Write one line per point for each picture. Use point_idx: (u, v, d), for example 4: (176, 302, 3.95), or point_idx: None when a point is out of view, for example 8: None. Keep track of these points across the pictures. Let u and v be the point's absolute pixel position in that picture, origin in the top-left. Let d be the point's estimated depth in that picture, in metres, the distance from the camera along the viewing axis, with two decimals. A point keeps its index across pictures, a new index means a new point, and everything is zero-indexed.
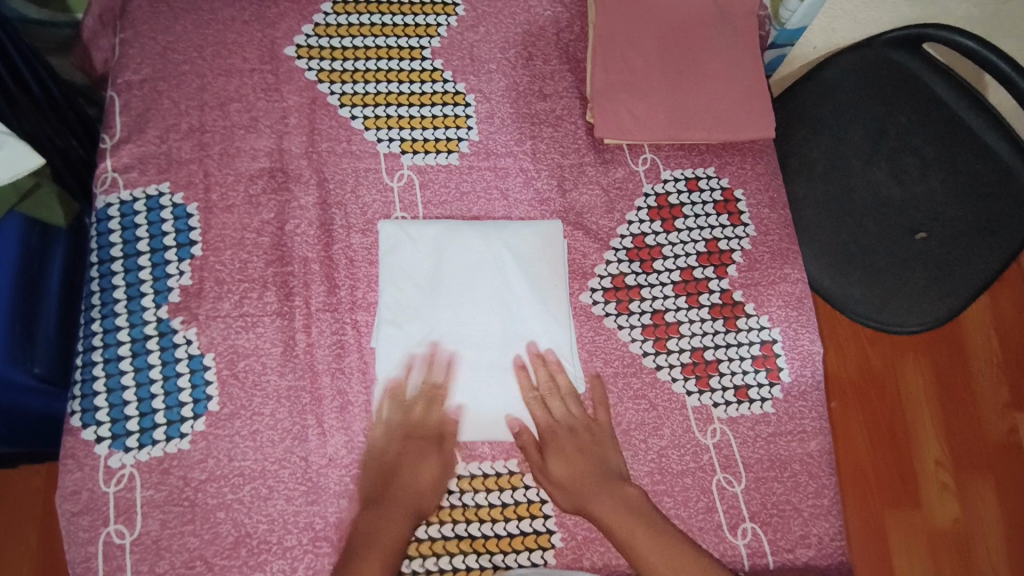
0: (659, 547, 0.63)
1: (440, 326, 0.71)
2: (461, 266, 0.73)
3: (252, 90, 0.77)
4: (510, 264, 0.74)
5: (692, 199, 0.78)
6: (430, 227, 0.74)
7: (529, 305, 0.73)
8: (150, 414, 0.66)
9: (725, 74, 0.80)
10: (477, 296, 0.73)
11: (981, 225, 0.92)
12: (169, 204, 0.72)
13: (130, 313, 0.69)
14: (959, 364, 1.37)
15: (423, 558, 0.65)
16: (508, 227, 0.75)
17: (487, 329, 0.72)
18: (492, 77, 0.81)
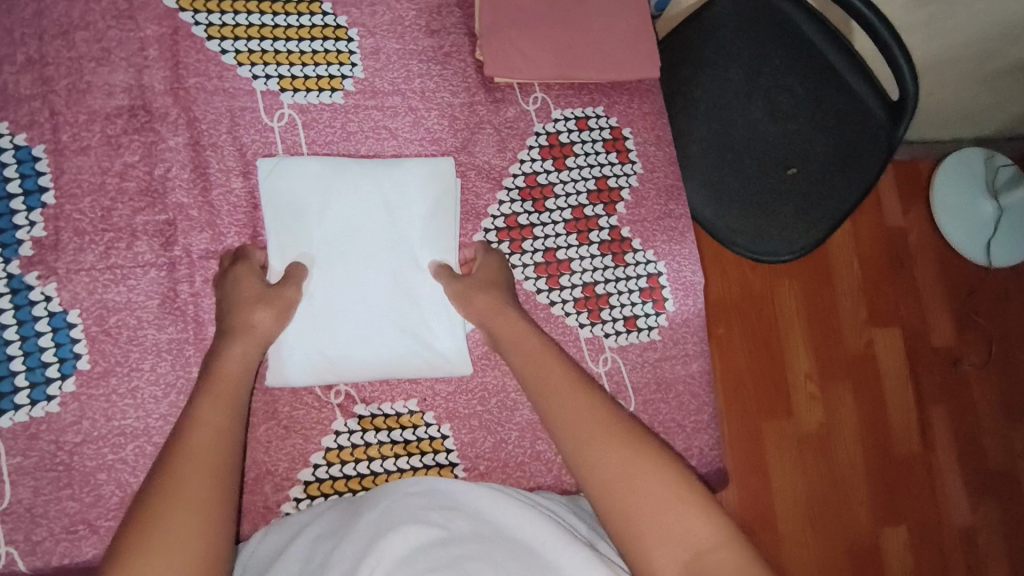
0: (573, 394, 0.61)
1: (332, 267, 0.69)
2: (349, 208, 0.71)
3: (101, 18, 0.69)
4: (399, 204, 0.72)
5: (582, 138, 0.80)
6: (313, 162, 0.70)
7: (417, 243, 0.72)
8: (10, 377, 0.62)
9: (612, 15, 0.80)
10: (366, 236, 0.71)
11: (840, 159, 1.04)
12: (12, 147, 0.65)
13: None
14: None
15: (325, 496, 0.67)
16: (396, 164, 0.73)
17: (377, 268, 0.70)
18: (376, 9, 0.77)
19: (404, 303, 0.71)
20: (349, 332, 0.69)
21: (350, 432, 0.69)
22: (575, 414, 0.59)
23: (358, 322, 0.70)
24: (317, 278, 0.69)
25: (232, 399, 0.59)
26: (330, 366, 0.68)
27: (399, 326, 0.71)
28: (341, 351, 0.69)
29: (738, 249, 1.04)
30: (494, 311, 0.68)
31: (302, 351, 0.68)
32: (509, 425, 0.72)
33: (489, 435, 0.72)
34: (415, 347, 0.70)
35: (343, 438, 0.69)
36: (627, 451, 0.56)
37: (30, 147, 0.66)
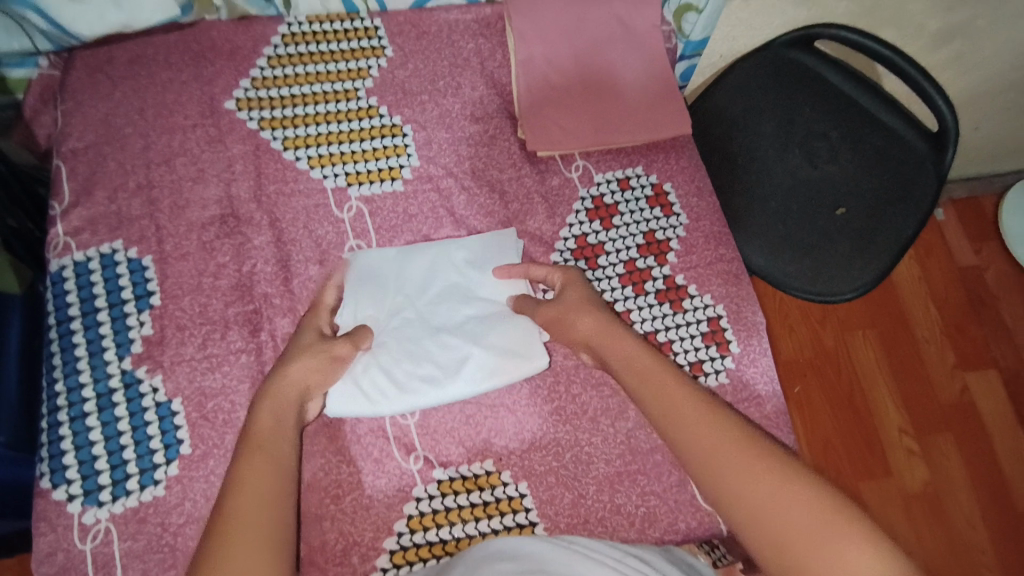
0: (708, 427, 0.57)
1: (406, 313, 0.76)
2: (421, 264, 0.78)
3: (196, 144, 0.80)
4: (462, 258, 0.79)
5: (625, 197, 0.84)
6: (390, 248, 0.78)
7: (480, 289, 0.78)
8: (122, 465, 0.67)
9: (638, 86, 0.88)
10: (431, 290, 0.77)
11: (891, 194, 1.04)
12: (124, 259, 0.74)
13: (94, 368, 0.70)
14: (901, 333, 1.64)
15: (411, 564, 0.67)
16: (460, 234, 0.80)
17: (446, 309, 0.76)
18: (426, 107, 0.86)
19: (469, 341, 0.75)
20: (412, 364, 0.73)
21: (430, 497, 0.70)
22: (709, 448, 0.56)
23: (425, 360, 0.74)
24: (393, 331, 0.75)
25: (280, 447, 0.58)
26: (396, 396, 0.72)
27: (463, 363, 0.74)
28: (407, 382, 0.72)
29: (797, 292, 1.03)
30: (597, 330, 0.68)
31: (367, 381, 0.72)
32: (588, 479, 0.72)
33: (567, 491, 0.71)
34: (473, 379, 0.73)
35: (426, 504, 0.70)
36: (771, 478, 0.53)
37: (140, 258, 0.75)
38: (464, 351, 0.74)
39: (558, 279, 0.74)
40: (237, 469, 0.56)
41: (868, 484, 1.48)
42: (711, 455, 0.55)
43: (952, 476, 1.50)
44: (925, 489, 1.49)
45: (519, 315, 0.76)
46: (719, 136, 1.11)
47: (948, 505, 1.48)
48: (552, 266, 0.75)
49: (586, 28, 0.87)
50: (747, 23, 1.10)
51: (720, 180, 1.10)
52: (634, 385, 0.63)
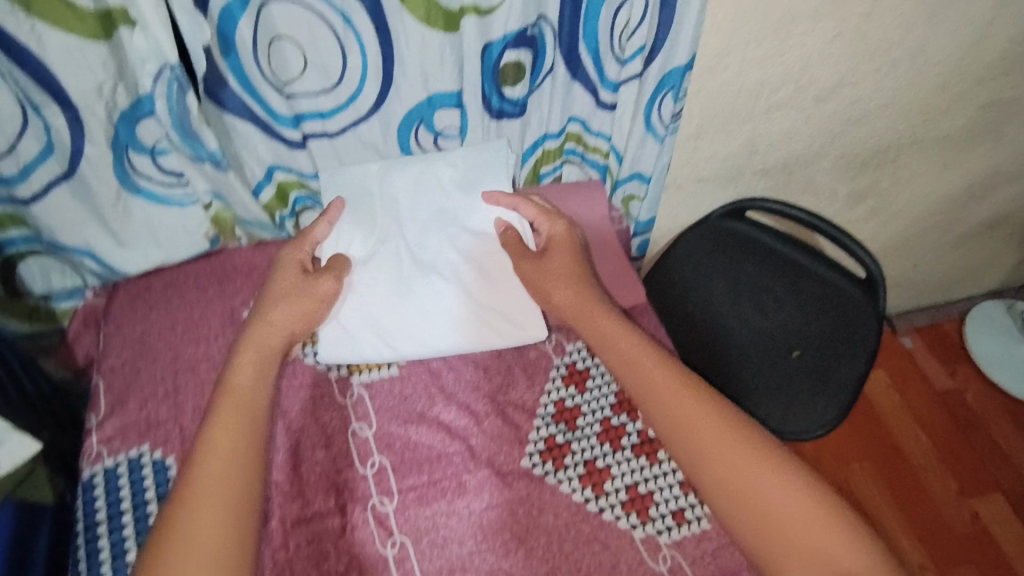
0: (693, 406, 0.74)
1: (401, 257, 0.94)
2: (417, 232, 0.95)
3: (218, 350, 0.91)
4: (449, 178, 0.96)
5: (595, 362, 0.95)
6: (373, 165, 0.95)
7: (467, 210, 0.96)
8: None
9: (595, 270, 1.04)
10: (427, 206, 0.95)
11: (837, 335, 1.15)
12: (150, 461, 0.82)
13: (115, 570, 0.75)
14: (899, 463, 1.73)
15: None
16: (448, 154, 0.96)
17: (434, 242, 0.95)
18: None
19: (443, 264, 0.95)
20: (400, 310, 0.92)
21: None
22: (692, 423, 0.74)
23: (404, 283, 0.93)
24: (380, 256, 0.93)
25: (242, 456, 0.70)
26: (385, 344, 0.91)
27: (435, 296, 0.93)
28: (396, 326, 0.91)
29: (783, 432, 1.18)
30: (565, 271, 0.89)
31: (364, 343, 0.90)
32: None
33: None
34: (439, 317, 0.93)
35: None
36: (744, 449, 0.71)
37: (164, 458, 0.83)
38: (455, 295, 0.93)
39: (548, 233, 0.93)
40: (202, 456, 0.69)
41: None
42: (690, 426, 0.73)
43: None
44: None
45: (500, 256, 0.95)
46: (677, 298, 1.30)
47: None
48: (542, 208, 0.94)
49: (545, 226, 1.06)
50: (687, 202, 1.28)
51: (689, 340, 1.31)
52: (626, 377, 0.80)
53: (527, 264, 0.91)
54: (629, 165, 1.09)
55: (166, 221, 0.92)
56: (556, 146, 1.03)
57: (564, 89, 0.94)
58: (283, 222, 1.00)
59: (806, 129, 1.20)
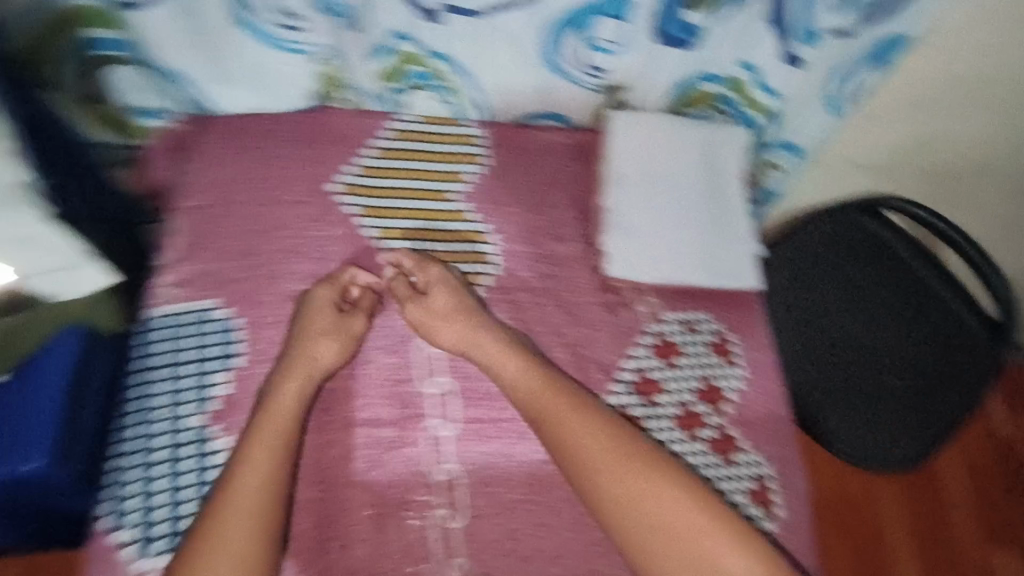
0: (662, 489, 0.69)
1: (654, 187, 0.91)
2: (676, 172, 0.92)
3: (301, 220, 0.85)
4: (707, 149, 0.92)
5: (691, 340, 0.87)
6: (656, 118, 0.92)
7: (716, 178, 0.92)
8: (179, 518, 0.71)
9: (704, 218, 0.91)
10: (678, 168, 0.92)
11: (940, 377, 0.96)
12: (216, 319, 0.79)
13: (172, 419, 0.75)
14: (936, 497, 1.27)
15: None
16: (714, 131, 0.93)
17: (685, 234, 0.90)
18: (512, 220, 0.91)
19: (692, 204, 0.91)
20: (649, 243, 0.89)
21: None
22: (576, 449, 0.72)
23: (660, 222, 0.90)
24: (637, 207, 0.90)
25: (270, 445, 0.70)
26: (637, 271, 0.88)
27: (688, 251, 0.90)
28: (653, 260, 0.89)
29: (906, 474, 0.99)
30: (463, 338, 0.79)
31: (633, 258, 0.89)
32: None
33: None
34: (700, 266, 0.90)
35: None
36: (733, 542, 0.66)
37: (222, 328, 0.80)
38: (700, 251, 0.90)
39: (727, 223, 0.92)
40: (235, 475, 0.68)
41: None
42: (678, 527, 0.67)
43: None
44: None
45: (732, 202, 0.93)
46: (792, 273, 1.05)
47: None
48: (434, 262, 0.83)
49: (672, 154, 0.92)
50: (826, 184, 1.13)
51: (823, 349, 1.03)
52: (537, 420, 0.75)
53: (719, 246, 0.91)
54: (789, 130, 0.95)
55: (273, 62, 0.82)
56: (716, 89, 0.89)
57: (764, 20, 0.78)
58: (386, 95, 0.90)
59: (1008, 133, 1.00)
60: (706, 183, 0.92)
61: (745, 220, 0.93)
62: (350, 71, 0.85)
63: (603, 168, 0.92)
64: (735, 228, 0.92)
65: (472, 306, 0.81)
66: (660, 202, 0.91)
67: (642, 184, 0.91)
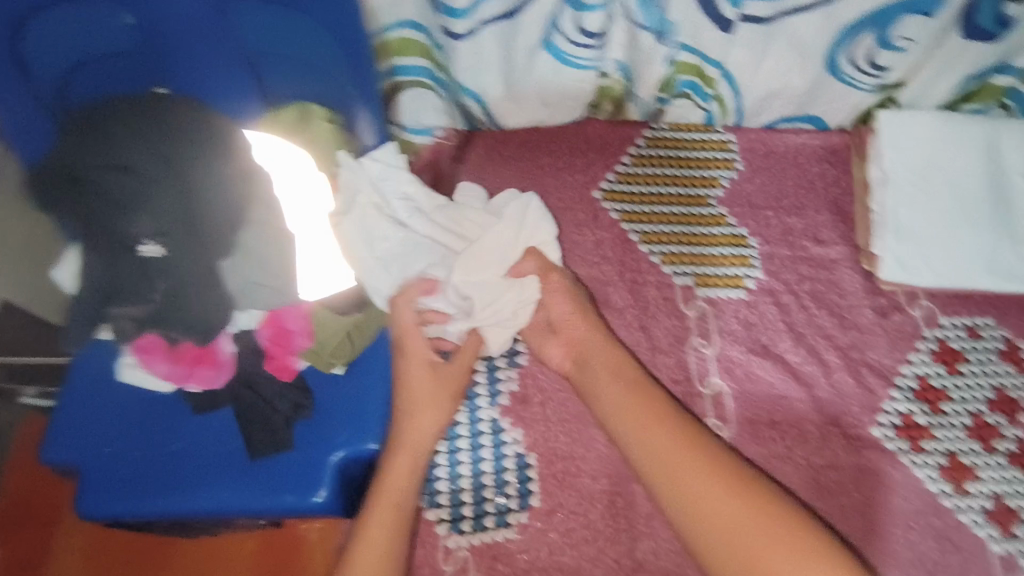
0: (725, 498, 0.61)
1: (926, 188, 0.87)
2: (951, 171, 0.87)
3: (567, 225, 0.92)
4: (988, 147, 0.86)
5: (975, 346, 0.83)
6: (927, 115, 0.87)
7: (999, 178, 0.86)
8: (482, 502, 0.76)
9: (985, 219, 0.85)
10: (953, 168, 0.87)
11: None
12: None
13: (469, 411, 0.80)
14: None
15: None
16: (997, 128, 0.86)
17: (963, 236, 0.84)
18: (770, 223, 0.92)
19: (971, 206, 0.85)
20: (924, 246, 0.85)
21: None
22: (677, 467, 0.64)
23: (933, 223, 0.85)
24: (906, 210, 0.86)
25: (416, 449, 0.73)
26: (911, 276, 0.84)
27: (969, 255, 0.84)
28: (928, 263, 0.84)
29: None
30: (580, 345, 0.77)
31: (908, 261, 0.84)
32: None
33: None
34: (982, 271, 0.83)
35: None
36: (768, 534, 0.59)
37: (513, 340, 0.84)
38: (982, 255, 0.84)
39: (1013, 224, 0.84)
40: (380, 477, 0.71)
41: None
42: (726, 530, 0.60)
43: None
44: None
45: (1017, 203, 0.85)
46: None
47: None
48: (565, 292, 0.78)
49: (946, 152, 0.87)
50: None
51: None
52: (641, 443, 0.67)
53: (1005, 246, 0.84)
54: None
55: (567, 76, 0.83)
56: (1006, 83, 0.84)
57: None
58: (653, 104, 0.93)
59: None
60: (984, 184, 0.86)
61: None
62: (637, 75, 0.85)
63: (869, 169, 0.89)
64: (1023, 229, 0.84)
65: (621, 361, 0.75)
66: (939, 202, 0.86)
67: (912, 185, 0.87)
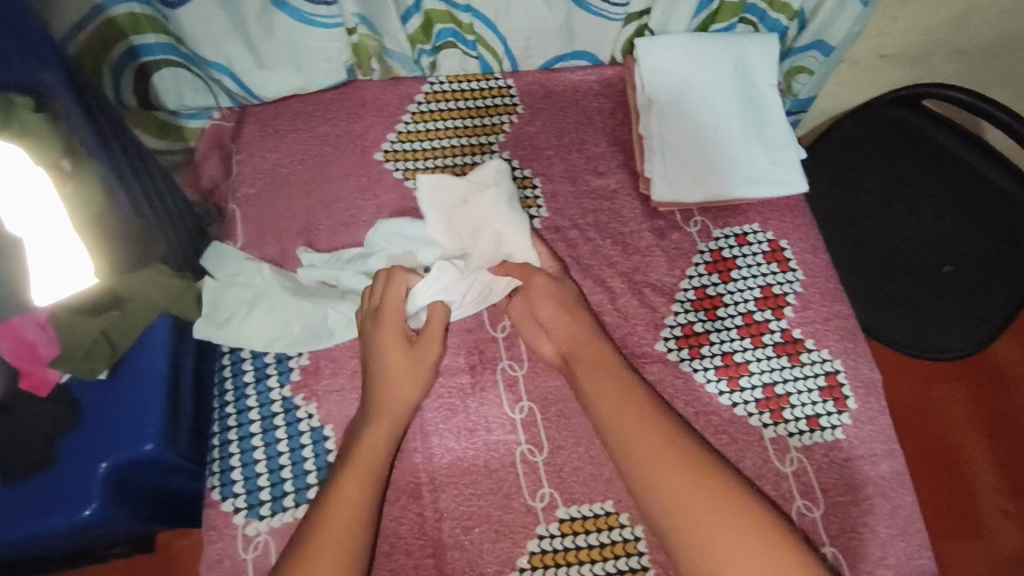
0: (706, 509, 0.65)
1: (687, 108, 0.89)
2: (708, 87, 0.90)
3: (350, 192, 0.89)
4: (736, 61, 0.90)
5: (743, 252, 0.89)
6: (678, 36, 0.90)
7: (750, 90, 0.91)
8: (280, 483, 0.75)
9: (740, 131, 0.89)
10: (709, 84, 0.90)
11: (999, 253, 0.99)
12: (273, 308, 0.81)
13: (259, 393, 0.79)
14: (995, 397, 1.41)
15: (548, 567, 0.74)
16: (743, 41, 0.90)
17: (723, 150, 0.88)
18: (552, 162, 0.94)
19: (728, 119, 0.89)
20: (689, 164, 0.88)
21: (552, 536, 0.76)
22: (659, 476, 0.68)
23: (696, 141, 0.89)
24: (671, 131, 0.89)
25: (390, 430, 0.74)
26: (680, 193, 0.87)
27: (729, 166, 0.88)
28: (694, 180, 0.88)
29: (899, 347, 1.04)
30: (568, 320, 0.80)
31: (676, 180, 0.88)
32: None
33: None
34: (742, 180, 0.88)
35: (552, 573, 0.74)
36: (702, 492, 0.66)
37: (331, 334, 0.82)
38: (740, 165, 0.88)
39: (765, 133, 0.89)
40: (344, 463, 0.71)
41: (954, 545, 1.28)
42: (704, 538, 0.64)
43: None
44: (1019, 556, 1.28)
45: (767, 112, 0.90)
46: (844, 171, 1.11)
47: None
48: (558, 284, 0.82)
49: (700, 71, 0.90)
50: (857, 82, 1.10)
51: (841, 254, 1.10)
52: (633, 455, 0.70)
53: (758, 155, 0.89)
54: (814, 32, 0.94)
55: (311, 44, 0.82)
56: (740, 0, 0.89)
57: None
58: (420, 58, 0.93)
59: None
60: (739, 96, 0.90)
61: (783, 126, 0.90)
62: (384, 36, 0.85)
63: (637, 96, 0.92)
64: (773, 136, 0.89)
65: (617, 364, 0.77)
66: (698, 121, 0.89)
67: (674, 106, 0.89)
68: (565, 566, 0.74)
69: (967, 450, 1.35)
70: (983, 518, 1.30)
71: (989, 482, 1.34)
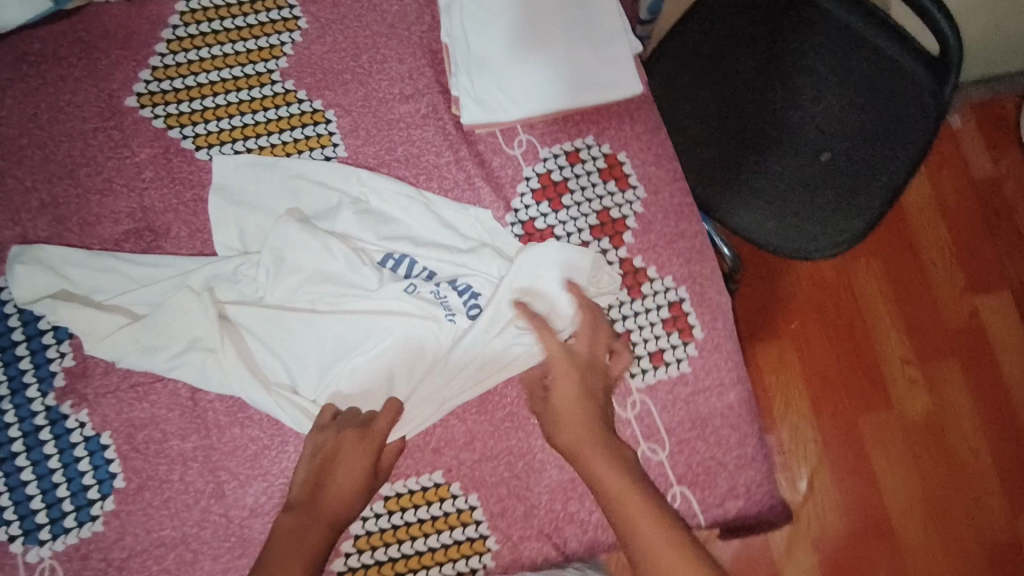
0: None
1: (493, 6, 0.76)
2: None
3: (100, 151, 0.74)
4: None
5: (575, 172, 0.77)
6: None
7: None
8: (57, 503, 0.67)
9: (559, 28, 0.76)
10: None
11: (879, 132, 0.89)
12: (15, 310, 0.69)
13: (17, 407, 0.68)
14: (908, 258, 1.28)
15: (375, 548, 0.69)
16: None
17: (540, 52, 0.75)
18: (349, 87, 0.78)
19: (544, 15, 0.76)
20: (501, 74, 0.75)
21: (377, 516, 0.69)
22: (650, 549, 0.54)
23: (508, 45, 0.75)
24: (478, 37, 0.76)
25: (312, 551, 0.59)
26: (493, 111, 0.75)
27: (549, 71, 0.75)
28: (508, 94, 0.75)
29: (773, 249, 0.90)
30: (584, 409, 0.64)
31: (488, 97, 0.75)
32: (541, 471, 0.71)
33: (519, 502, 0.71)
34: (564, 87, 0.75)
35: (380, 553, 0.69)
36: None
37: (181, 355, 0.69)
38: (562, 68, 0.75)
39: (590, 27, 0.76)
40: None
41: (866, 419, 1.22)
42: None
43: (958, 408, 1.22)
44: (925, 423, 1.22)
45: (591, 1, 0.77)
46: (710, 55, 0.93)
47: (953, 445, 1.21)
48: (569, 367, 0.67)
49: None
50: None
51: (708, 154, 0.91)
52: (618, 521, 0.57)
53: (584, 55, 0.76)
54: None
55: None
56: None
57: None
58: None
59: None
60: None
61: (612, 16, 0.77)
62: None
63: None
64: (599, 29, 0.76)
65: (597, 420, 0.65)
66: (508, 21, 0.76)
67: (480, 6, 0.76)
68: (395, 544, 0.69)
69: (878, 318, 1.26)
70: (891, 386, 1.23)
71: (896, 348, 1.24)
